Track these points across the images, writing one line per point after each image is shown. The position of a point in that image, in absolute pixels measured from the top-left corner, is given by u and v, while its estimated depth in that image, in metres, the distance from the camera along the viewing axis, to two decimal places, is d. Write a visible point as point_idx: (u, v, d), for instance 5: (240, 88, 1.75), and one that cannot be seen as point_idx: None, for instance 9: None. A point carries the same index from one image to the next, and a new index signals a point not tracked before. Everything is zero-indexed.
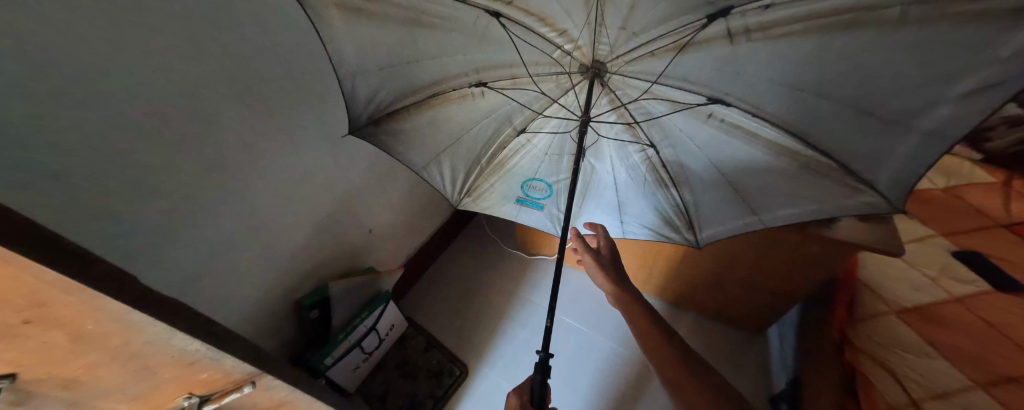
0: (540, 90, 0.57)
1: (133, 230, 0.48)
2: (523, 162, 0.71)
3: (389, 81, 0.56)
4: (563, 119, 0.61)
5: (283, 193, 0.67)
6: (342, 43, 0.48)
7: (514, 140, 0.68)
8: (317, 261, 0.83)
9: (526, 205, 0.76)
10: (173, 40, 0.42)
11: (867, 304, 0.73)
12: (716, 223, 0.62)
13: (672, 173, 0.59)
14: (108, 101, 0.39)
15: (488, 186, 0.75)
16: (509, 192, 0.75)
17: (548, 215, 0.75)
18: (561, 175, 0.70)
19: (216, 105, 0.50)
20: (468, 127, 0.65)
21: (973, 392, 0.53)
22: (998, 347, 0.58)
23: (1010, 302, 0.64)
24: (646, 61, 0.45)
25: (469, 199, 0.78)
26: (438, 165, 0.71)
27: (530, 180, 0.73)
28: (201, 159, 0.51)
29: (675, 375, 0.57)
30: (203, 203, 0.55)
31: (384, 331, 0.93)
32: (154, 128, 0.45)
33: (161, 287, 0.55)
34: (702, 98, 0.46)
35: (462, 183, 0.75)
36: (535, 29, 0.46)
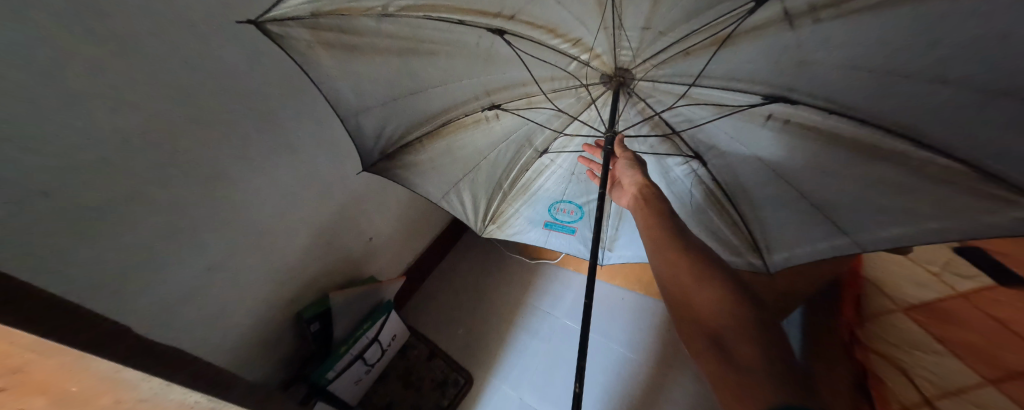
0: (560, 106, 0.59)
1: (126, 252, 0.44)
2: (547, 184, 0.73)
3: (393, 114, 0.54)
4: (587, 135, 0.63)
5: (280, 204, 0.63)
6: (336, 82, 0.46)
7: (537, 161, 0.70)
8: (316, 273, 0.79)
9: (554, 229, 0.77)
10: (173, 44, 0.38)
11: (874, 303, 0.74)
12: (789, 246, 0.59)
13: (722, 186, 0.60)
14: (89, 110, 0.34)
15: (512, 211, 0.77)
16: (535, 218, 0.77)
17: (580, 239, 0.76)
18: (590, 196, 0.72)
19: (215, 112, 0.45)
20: (486, 153, 0.65)
21: (984, 388, 0.54)
22: (1001, 341, 0.58)
23: (1012, 295, 0.64)
24: (680, 61, 0.46)
25: (492, 226, 0.79)
26: (457, 192, 0.71)
27: (558, 202, 0.74)
28: (197, 171, 0.47)
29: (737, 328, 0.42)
30: (197, 220, 0.50)
31: (387, 342, 0.89)
32: (149, 140, 0.40)
33: (152, 310, 0.50)
34: (758, 97, 0.46)
35: (484, 211, 0.76)
36: (544, 41, 0.47)
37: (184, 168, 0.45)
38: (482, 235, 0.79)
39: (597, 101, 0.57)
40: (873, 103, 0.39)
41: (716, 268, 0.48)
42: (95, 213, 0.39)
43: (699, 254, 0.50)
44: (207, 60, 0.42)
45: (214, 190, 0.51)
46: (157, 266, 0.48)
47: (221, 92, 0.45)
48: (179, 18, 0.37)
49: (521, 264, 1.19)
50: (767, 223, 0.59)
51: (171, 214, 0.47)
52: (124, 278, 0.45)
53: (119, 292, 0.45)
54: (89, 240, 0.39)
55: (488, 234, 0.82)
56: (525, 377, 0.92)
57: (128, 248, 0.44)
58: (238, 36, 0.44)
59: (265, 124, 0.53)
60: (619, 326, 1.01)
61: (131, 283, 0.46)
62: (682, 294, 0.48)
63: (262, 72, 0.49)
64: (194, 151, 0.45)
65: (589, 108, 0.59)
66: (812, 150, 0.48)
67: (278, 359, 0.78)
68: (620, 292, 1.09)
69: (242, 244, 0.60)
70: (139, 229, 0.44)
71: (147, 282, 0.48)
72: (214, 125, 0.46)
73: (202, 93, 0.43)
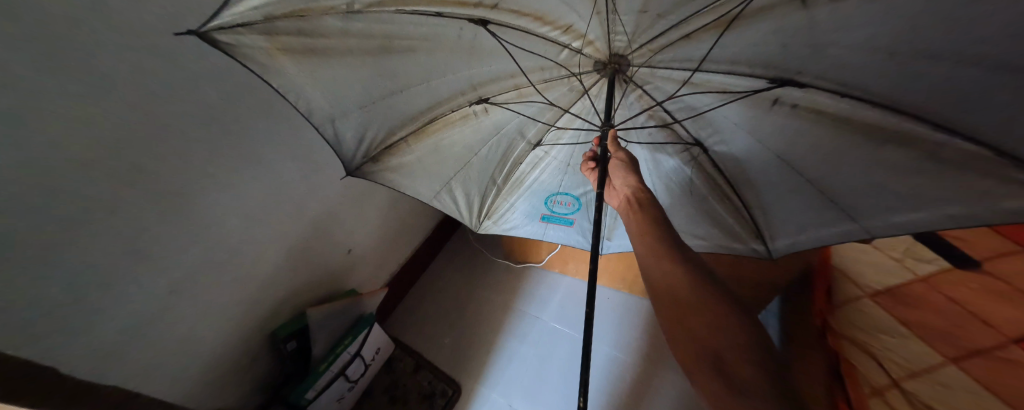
0: (551, 97, 0.59)
1: (87, 278, 0.41)
2: (543, 176, 0.72)
3: (375, 117, 0.54)
4: (579, 128, 0.65)
5: (252, 219, 0.61)
6: (307, 89, 0.44)
7: (531, 153, 0.70)
8: (293, 289, 0.76)
9: (552, 222, 0.76)
10: (136, 61, 0.37)
11: (845, 289, 0.77)
12: (794, 232, 0.59)
13: (722, 175, 0.61)
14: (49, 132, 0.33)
15: (507, 205, 0.77)
16: (530, 211, 0.77)
17: (579, 231, 0.75)
18: (587, 186, 0.71)
19: (178, 127, 0.44)
20: (477, 149, 0.65)
21: (946, 368, 0.56)
22: (964, 323, 0.60)
23: (971, 277, 0.66)
24: (680, 46, 0.46)
25: (488, 222, 0.79)
26: (450, 191, 0.71)
27: (554, 194, 0.74)
28: (155, 187, 0.44)
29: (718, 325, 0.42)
30: (161, 240, 0.48)
31: (370, 356, 0.87)
32: (106, 161, 0.38)
33: (114, 338, 0.47)
34: (764, 82, 0.45)
35: (478, 206, 0.76)
36: (532, 29, 0.46)
37: (140, 183, 0.43)
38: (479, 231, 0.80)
39: (590, 91, 0.57)
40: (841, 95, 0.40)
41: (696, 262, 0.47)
42: (53, 240, 0.37)
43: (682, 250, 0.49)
44: (170, 75, 0.40)
45: (174, 206, 0.48)
46: (118, 284, 0.45)
47: (181, 101, 0.43)
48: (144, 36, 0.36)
49: (507, 268, 1.19)
50: (771, 210, 0.60)
51: (129, 232, 0.44)
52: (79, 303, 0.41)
53: (82, 321, 0.43)
54: (37, 266, 0.36)
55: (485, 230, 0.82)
56: (514, 383, 0.91)
57: (83, 272, 0.41)
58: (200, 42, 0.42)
59: (229, 135, 0.51)
60: (607, 327, 1.02)
61: (89, 305, 0.43)
62: (664, 291, 0.46)
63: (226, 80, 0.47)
64: (151, 166, 0.43)
65: (580, 97, 0.59)
66: (797, 134, 0.48)
67: (252, 380, 0.74)
68: (606, 292, 1.11)
69: (211, 260, 0.57)
70: (92, 250, 0.41)
71: (106, 305, 0.45)
72: (173, 138, 0.44)
73: (157, 102, 0.40)
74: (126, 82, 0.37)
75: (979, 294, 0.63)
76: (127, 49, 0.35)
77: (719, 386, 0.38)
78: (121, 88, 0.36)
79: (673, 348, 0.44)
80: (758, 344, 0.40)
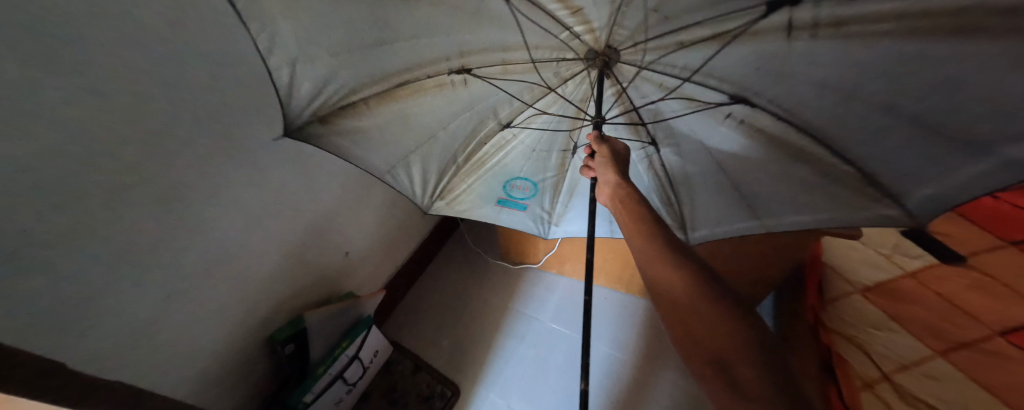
0: (534, 77, 0.57)
1: (89, 280, 0.42)
2: (506, 159, 0.71)
3: (345, 68, 0.47)
4: (556, 116, 0.65)
5: (251, 223, 0.62)
6: (277, 19, 0.36)
7: (497, 135, 0.68)
8: (291, 292, 0.76)
9: (508, 205, 0.75)
10: (142, 68, 0.38)
11: (834, 286, 0.78)
12: (709, 224, 0.65)
13: (670, 173, 0.64)
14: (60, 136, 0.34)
15: (465, 187, 0.73)
16: (487, 195, 0.74)
17: (531, 216, 0.77)
18: (547, 173, 0.74)
19: (179, 131, 0.45)
20: (446, 123, 0.62)
21: (935, 360, 0.58)
22: (950, 317, 0.63)
23: (954, 272, 0.71)
24: (679, 54, 0.46)
25: (441, 203, 0.74)
26: (406, 166, 0.66)
27: (514, 179, 0.73)
28: (155, 191, 0.45)
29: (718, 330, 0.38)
30: (161, 243, 0.49)
31: (368, 359, 0.87)
32: (111, 164, 0.39)
33: (115, 340, 0.48)
34: (726, 97, 0.49)
35: (433, 187, 0.71)
36: (545, 6, 0.45)
37: (140, 188, 0.43)
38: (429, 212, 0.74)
39: (567, 81, 0.58)
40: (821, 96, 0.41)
41: (696, 264, 0.45)
42: (58, 242, 0.37)
43: (680, 250, 0.46)
44: (173, 81, 0.42)
45: (174, 210, 0.49)
46: (121, 287, 0.46)
47: (182, 106, 0.44)
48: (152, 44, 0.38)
49: (504, 270, 1.20)
50: (697, 204, 0.65)
51: (129, 237, 0.44)
52: (80, 306, 0.42)
53: (84, 323, 0.43)
54: (39, 270, 0.37)
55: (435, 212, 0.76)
56: (512, 384, 0.91)
57: (84, 276, 0.41)
58: (202, 49, 0.43)
59: (229, 140, 0.52)
60: (603, 327, 1.02)
61: (89, 309, 0.43)
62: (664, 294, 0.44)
63: (225, 86, 0.48)
64: (152, 170, 0.44)
65: (557, 87, 0.60)
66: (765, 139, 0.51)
67: (250, 384, 0.74)
68: (602, 292, 1.12)
69: (210, 263, 0.57)
70: (93, 255, 0.41)
71: (106, 309, 0.45)
72: (174, 143, 0.45)
73: (159, 108, 0.41)
74: (133, 88, 0.38)
75: (965, 289, 0.67)
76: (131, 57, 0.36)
77: (724, 381, 0.36)
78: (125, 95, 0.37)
79: (679, 346, 0.42)
80: (769, 357, 0.35)
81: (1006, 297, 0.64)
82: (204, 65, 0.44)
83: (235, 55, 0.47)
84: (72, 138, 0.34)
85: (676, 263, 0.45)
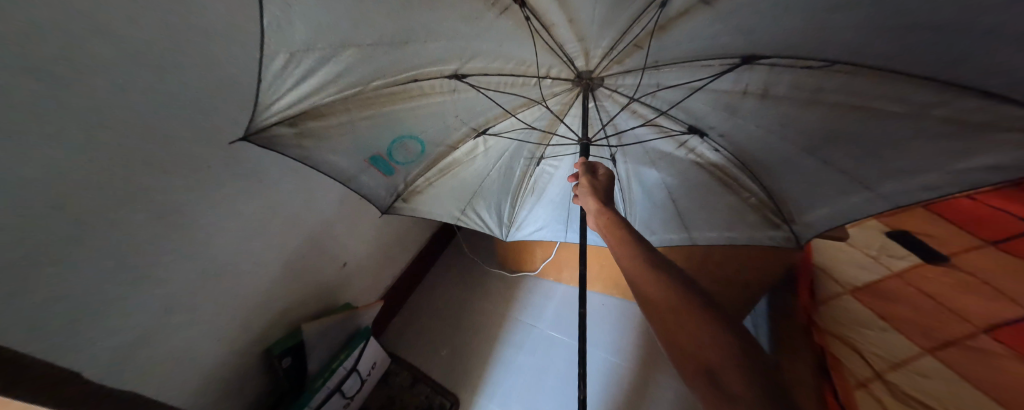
0: (535, 58, 0.47)
1: (81, 293, 0.41)
2: (416, 118, 0.55)
3: None
4: (511, 94, 0.55)
5: (247, 234, 0.62)
6: None
7: (440, 81, 0.49)
8: (288, 305, 0.76)
9: (378, 165, 0.59)
10: (138, 79, 0.39)
11: (825, 287, 0.80)
12: (660, 233, 0.80)
13: (639, 187, 0.73)
14: (50, 145, 0.34)
15: (346, 119, 0.50)
16: (364, 141, 0.55)
17: (393, 183, 0.65)
18: (441, 144, 0.61)
19: (177, 143, 0.46)
20: (426, 47, 0.42)
21: (924, 357, 0.60)
22: (936, 314, 0.66)
23: (937, 272, 0.74)
24: (672, 92, 0.51)
25: (288, 129, 0.47)
26: (313, 66, 0.40)
27: (402, 139, 0.57)
28: (153, 199, 0.46)
29: (690, 325, 0.38)
30: (157, 254, 0.49)
31: (366, 371, 0.86)
32: (110, 174, 0.40)
33: (105, 354, 0.47)
34: (684, 129, 0.57)
35: (297, 101, 0.44)
36: (625, 35, 0.42)
37: (137, 196, 0.44)
38: (252, 129, 0.43)
39: (545, 80, 0.52)
40: (722, 150, 0.58)
41: (667, 264, 0.46)
42: (51, 252, 0.37)
43: (650, 252, 0.48)
44: (170, 94, 0.43)
45: (172, 219, 0.49)
46: (115, 300, 0.46)
47: (179, 114, 0.45)
48: (147, 57, 0.39)
49: (502, 278, 1.21)
50: (653, 218, 0.78)
51: (126, 245, 0.45)
52: (73, 315, 0.41)
53: (73, 336, 0.42)
54: (31, 281, 0.37)
55: (258, 137, 0.45)
56: (511, 394, 0.90)
57: (79, 284, 0.41)
58: (199, 60, 0.44)
59: (226, 150, 0.53)
60: (597, 333, 1.03)
61: (84, 318, 0.43)
62: (640, 293, 0.45)
63: (225, 96, 0.49)
64: (151, 178, 0.44)
65: (534, 80, 0.52)
66: (720, 165, 0.61)
67: (245, 400, 0.73)
68: (599, 298, 1.13)
69: (209, 273, 0.57)
70: (89, 261, 0.41)
71: (101, 320, 0.45)
72: (173, 151, 0.46)
73: (156, 115, 0.42)
74: (131, 102, 0.39)
75: (949, 288, 0.69)
76: (127, 64, 0.38)
77: (709, 386, 0.34)
78: (117, 100, 0.38)
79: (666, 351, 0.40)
80: (744, 340, 0.36)
81: (990, 294, 0.66)
82: (201, 77, 0.45)
83: (231, 65, 0.48)
84: (63, 142, 0.35)
85: (648, 267, 0.46)
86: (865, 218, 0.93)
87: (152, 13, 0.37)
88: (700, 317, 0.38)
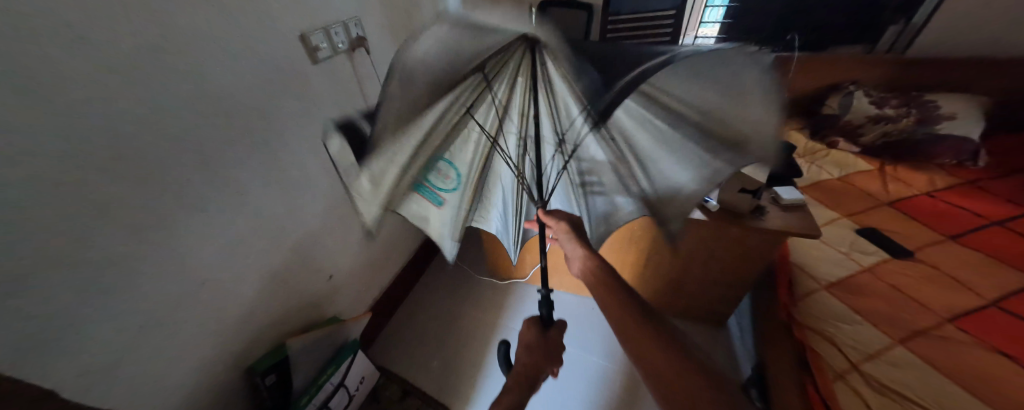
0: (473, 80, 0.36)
1: (59, 308, 0.40)
2: (463, 162, 0.49)
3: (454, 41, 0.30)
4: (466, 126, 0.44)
5: (230, 244, 0.61)
6: None
7: (472, 134, 0.46)
8: (272, 318, 0.74)
9: (424, 193, 0.51)
10: (114, 85, 0.39)
11: (802, 283, 0.81)
12: None
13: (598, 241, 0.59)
14: (37, 154, 0.34)
15: (403, 177, 0.47)
16: (422, 188, 0.51)
17: (448, 214, 0.54)
18: (488, 187, 0.55)
19: (151, 150, 0.45)
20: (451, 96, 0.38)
21: (897, 348, 0.63)
22: (907, 307, 0.70)
23: (904, 267, 0.78)
24: (642, 140, 0.39)
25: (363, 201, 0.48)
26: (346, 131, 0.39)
27: (444, 163, 0.49)
28: (127, 215, 0.44)
29: (677, 379, 0.35)
30: (137, 267, 0.47)
31: (354, 386, 0.84)
32: (89, 185, 0.39)
33: (79, 373, 0.44)
34: (648, 187, 0.45)
35: (352, 175, 0.43)
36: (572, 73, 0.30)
37: (111, 212, 0.42)
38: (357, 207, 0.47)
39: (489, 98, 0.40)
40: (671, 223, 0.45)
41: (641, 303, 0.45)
42: (34, 264, 0.36)
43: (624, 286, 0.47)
44: (141, 100, 0.43)
45: (147, 236, 0.47)
46: (96, 315, 0.44)
47: (148, 125, 0.44)
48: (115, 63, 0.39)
49: (491, 286, 1.21)
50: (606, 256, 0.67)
51: (100, 263, 0.43)
52: (51, 331, 0.40)
53: (47, 354, 0.40)
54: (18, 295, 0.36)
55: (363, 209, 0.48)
56: None
57: (51, 305, 0.39)
58: (158, 69, 0.44)
59: (204, 160, 0.52)
60: (590, 336, 1.04)
61: (60, 336, 0.41)
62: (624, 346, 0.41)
63: (194, 107, 0.49)
64: (122, 192, 0.43)
65: (481, 100, 0.40)
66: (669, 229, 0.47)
67: None
68: (589, 302, 1.14)
69: (190, 286, 0.56)
70: (61, 281, 0.39)
71: (72, 341, 0.42)
72: (146, 164, 0.45)
73: (126, 127, 0.42)
74: (107, 110, 0.39)
75: (915, 282, 0.74)
76: (92, 75, 0.37)
77: None
78: (91, 107, 0.38)
79: None
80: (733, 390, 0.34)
81: (952, 290, 0.71)
82: (163, 87, 0.45)
83: (198, 69, 0.48)
84: (39, 157, 0.34)
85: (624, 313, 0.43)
86: (834, 212, 0.98)
87: (103, 18, 0.37)
88: (676, 374, 0.36)
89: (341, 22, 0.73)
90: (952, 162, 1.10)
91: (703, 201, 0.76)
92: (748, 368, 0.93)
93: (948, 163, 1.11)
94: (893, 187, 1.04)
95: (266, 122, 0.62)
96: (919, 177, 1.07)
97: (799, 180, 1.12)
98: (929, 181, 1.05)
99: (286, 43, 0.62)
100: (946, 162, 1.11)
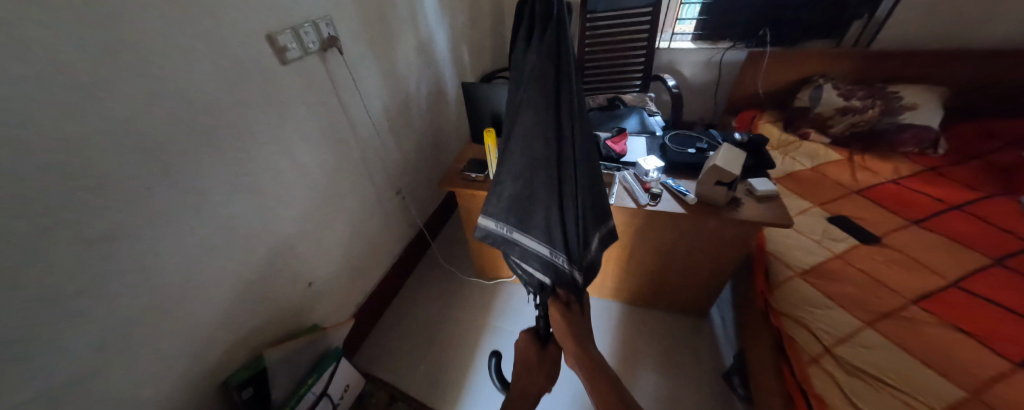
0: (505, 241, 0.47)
1: (18, 324, 0.38)
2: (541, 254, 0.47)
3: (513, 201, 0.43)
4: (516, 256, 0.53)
5: (202, 253, 0.58)
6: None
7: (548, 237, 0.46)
8: (249, 329, 0.71)
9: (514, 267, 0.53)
10: (72, 90, 0.37)
11: (778, 271, 0.83)
12: None
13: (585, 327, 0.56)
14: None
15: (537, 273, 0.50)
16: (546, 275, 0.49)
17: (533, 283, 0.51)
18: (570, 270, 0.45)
19: (112, 157, 0.43)
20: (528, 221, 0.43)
21: (867, 330, 0.65)
22: (876, 290, 0.73)
23: (872, 252, 0.82)
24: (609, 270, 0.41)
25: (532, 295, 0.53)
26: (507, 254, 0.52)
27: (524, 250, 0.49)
28: (84, 225, 0.42)
29: None
30: (100, 280, 0.45)
31: (338, 395, 0.82)
32: (42, 193, 0.37)
33: (40, 396, 0.42)
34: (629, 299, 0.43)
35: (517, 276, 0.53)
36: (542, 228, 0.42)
37: (63, 221, 0.40)
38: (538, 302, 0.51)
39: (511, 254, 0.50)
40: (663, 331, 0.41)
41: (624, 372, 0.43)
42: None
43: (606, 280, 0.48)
44: (101, 105, 0.40)
45: (105, 246, 0.45)
46: (56, 333, 0.42)
47: (101, 127, 0.41)
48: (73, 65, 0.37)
49: (479, 286, 1.20)
50: None
51: (52, 277, 0.40)
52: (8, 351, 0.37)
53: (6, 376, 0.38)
54: None
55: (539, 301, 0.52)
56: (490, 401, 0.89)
57: (7, 323, 0.36)
58: (115, 68, 0.41)
59: (167, 166, 0.50)
60: None
61: (18, 357, 0.38)
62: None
63: (151, 110, 0.46)
64: (75, 199, 0.40)
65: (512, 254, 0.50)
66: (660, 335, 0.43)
67: None
68: None
69: (158, 299, 0.53)
70: (16, 296, 0.37)
71: (31, 361, 0.40)
72: (100, 169, 0.42)
73: (83, 132, 0.39)
74: (63, 115, 0.37)
75: (883, 266, 0.78)
76: (42, 73, 0.35)
77: None
78: (47, 114, 0.36)
79: None
80: None
81: (917, 272, 0.75)
82: (119, 87, 0.42)
83: (157, 70, 0.46)
84: None
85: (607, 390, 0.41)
86: (807, 201, 1.02)
87: (54, 15, 0.35)
88: None
89: (311, 21, 0.71)
90: (913, 151, 1.14)
91: (681, 195, 0.77)
92: (730, 357, 0.96)
93: (912, 151, 1.14)
94: (862, 176, 1.08)
95: (234, 125, 0.59)
96: (885, 166, 1.12)
97: (772, 171, 1.16)
98: (894, 170, 1.10)
99: (252, 43, 0.59)
100: (907, 150, 1.15)
